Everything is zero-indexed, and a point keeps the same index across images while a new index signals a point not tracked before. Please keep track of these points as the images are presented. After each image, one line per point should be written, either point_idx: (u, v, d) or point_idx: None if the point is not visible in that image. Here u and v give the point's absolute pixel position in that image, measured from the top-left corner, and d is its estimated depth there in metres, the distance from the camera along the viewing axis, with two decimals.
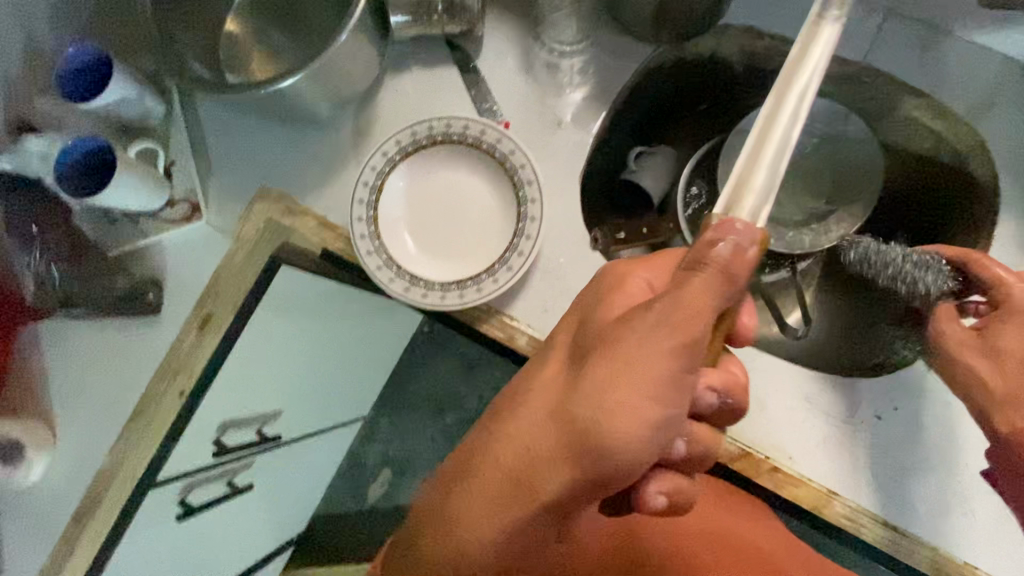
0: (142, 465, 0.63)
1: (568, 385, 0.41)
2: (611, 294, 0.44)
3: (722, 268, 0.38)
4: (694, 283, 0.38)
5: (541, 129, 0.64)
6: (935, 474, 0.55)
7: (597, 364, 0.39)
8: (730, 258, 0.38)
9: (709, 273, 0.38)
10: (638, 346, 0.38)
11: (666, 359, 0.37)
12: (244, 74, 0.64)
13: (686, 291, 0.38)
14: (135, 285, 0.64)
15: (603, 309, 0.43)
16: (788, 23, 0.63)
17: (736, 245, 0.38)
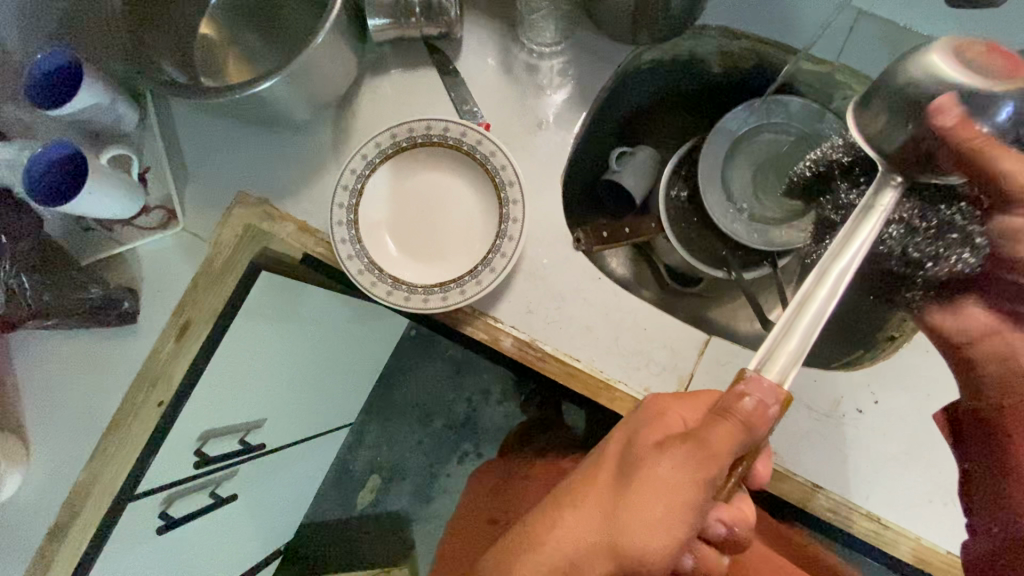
0: (120, 478, 0.62)
1: (608, 508, 0.43)
2: (651, 419, 0.45)
3: (743, 421, 0.39)
4: (718, 430, 0.40)
5: (522, 130, 0.64)
6: (916, 465, 0.56)
7: (630, 498, 0.41)
8: (751, 412, 0.40)
9: (734, 424, 0.40)
10: (669, 480, 0.40)
11: (678, 501, 0.40)
12: (220, 77, 0.63)
13: (713, 439, 0.40)
14: (112, 293, 0.61)
15: (644, 432, 0.45)
16: (765, 21, 0.62)
17: (758, 401, 0.40)
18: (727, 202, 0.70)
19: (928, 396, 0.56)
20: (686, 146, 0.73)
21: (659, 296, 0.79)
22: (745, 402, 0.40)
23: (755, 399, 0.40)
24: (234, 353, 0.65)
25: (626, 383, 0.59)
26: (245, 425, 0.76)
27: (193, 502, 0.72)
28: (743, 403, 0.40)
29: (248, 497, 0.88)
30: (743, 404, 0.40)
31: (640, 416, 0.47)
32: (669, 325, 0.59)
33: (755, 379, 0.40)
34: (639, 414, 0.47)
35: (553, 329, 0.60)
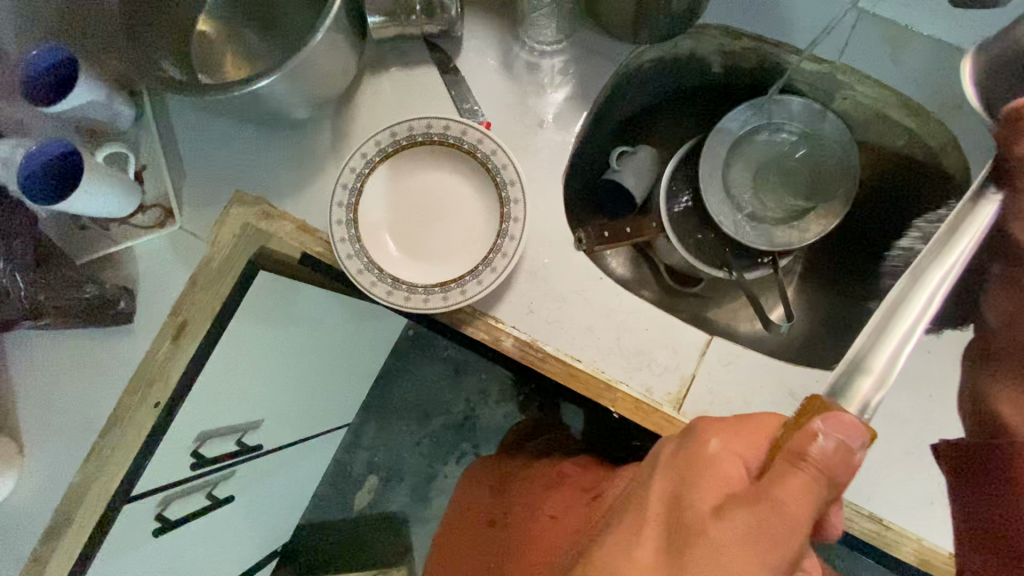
0: (117, 479, 0.61)
1: (663, 572, 0.40)
2: (701, 466, 0.43)
3: (823, 471, 0.38)
4: (795, 485, 0.38)
5: (523, 129, 0.64)
6: (920, 466, 0.55)
7: (690, 563, 0.39)
8: (828, 457, 0.38)
9: (808, 476, 0.38)
10: (742, 551, 0.37)
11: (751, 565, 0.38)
12: (217, 74, 0.62)
13: (782, 494, 0.38)
14: (107, 292, 0.60)
15: (696, 487, 0.41)
16: (768, 19, 0.62)
17: (839, 445, 0.38)
18: (728, 202, 0.70)
19: (932, 397, 0.56)
20: (687, 146, 0.73)
21: (659, 297, 0.78)
22: (814, 447, 0.38)
23: (838, 443, 0.38)
24: (230, 353, 0.65)
25: (628, 383, 0.59)
26: (243, 427, 0.76)
27: (189, 504, 0.72)
28: (813, 448, 0.38)
29: (245, 498, 0.88)
30: (809, 452, 0.38)
31: (689, 463, 0.43)
32: (672, 325, 0.59)
33: (826, 421, 0.38)
34: (689, 460, 0.44)
35: (554, 329, 0.60)
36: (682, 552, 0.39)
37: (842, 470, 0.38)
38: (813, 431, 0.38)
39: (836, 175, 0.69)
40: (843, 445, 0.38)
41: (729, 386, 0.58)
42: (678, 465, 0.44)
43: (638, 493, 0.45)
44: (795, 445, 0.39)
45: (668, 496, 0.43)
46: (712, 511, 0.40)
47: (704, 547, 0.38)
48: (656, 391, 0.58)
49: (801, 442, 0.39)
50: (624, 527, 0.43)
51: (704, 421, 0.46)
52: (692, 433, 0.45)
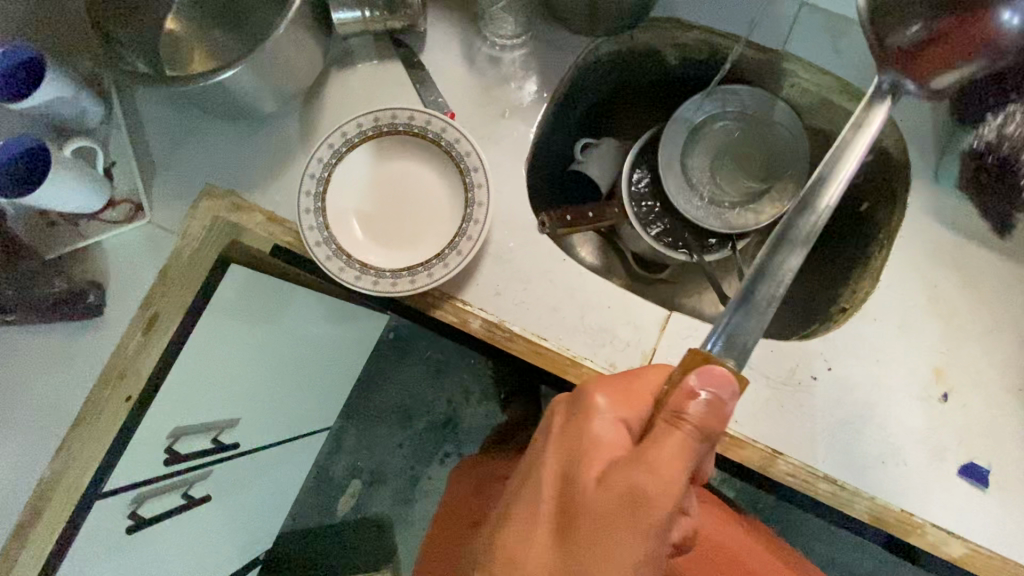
0: (89, 473, 0.61)
1: (560, 553, 0.40)
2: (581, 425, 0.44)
3: (697, 425, 0.38)
4: (670, 446, 0.38)
5: (486, 119, 0.66)
6: (870, 428, 0.57)
7: (588, 538, 0.39)
8: (703, 412, 0.38)
9: (690, 440, 0.39)
10: (624, 513, 0.38)
11: (641, 517, 0.38)
12: (183, 67, 0.64)
13: (665, 456, 0.38)
14: (75, 286, 0.61)
15: (588, 463, 0.41)
16: (714, 10, 0.65)
17: (715, 399, 0.38)
18: (688, 188, 0.73)
19: (877, 361, 0.58)
20: (647, 136, 0.77)
21: (628, 284, 0.82)
22: (691, 410, 0.38)
23: (712, 399, 0.38)
24: (203, 348, 0.65)
25: (592, 359, 0.61)
26: (218, 424, 0.76)
27: (165, 503, 0.73)
28: (688, 404, 0.39)
29: (221, 499, 0.87)
30: (688, 412, 0.38)
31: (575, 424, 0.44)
32: (632, 302, 0.61)
33: (702, 376, 0.39)
34: (580, 428, 0.43)
35: (521, 310, 0.62)
36: (568, 527, 0.40)
37: (718, 428, 0.39)
38: (688, 387, 0.39)
39: (787, 157, 0.72)
40: (713, 391, 0.38)
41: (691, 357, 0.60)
42: (569, 441, 0.43)
43: (530, 468, 0.45)
44: (673, 403, 0.39)
45: (554, 469, 0.43)
46: (595, 479, 0.41)
47: (591, 521, 0.39)
48: (619, 365, 0.60)
49: (675, 394, 0.39)
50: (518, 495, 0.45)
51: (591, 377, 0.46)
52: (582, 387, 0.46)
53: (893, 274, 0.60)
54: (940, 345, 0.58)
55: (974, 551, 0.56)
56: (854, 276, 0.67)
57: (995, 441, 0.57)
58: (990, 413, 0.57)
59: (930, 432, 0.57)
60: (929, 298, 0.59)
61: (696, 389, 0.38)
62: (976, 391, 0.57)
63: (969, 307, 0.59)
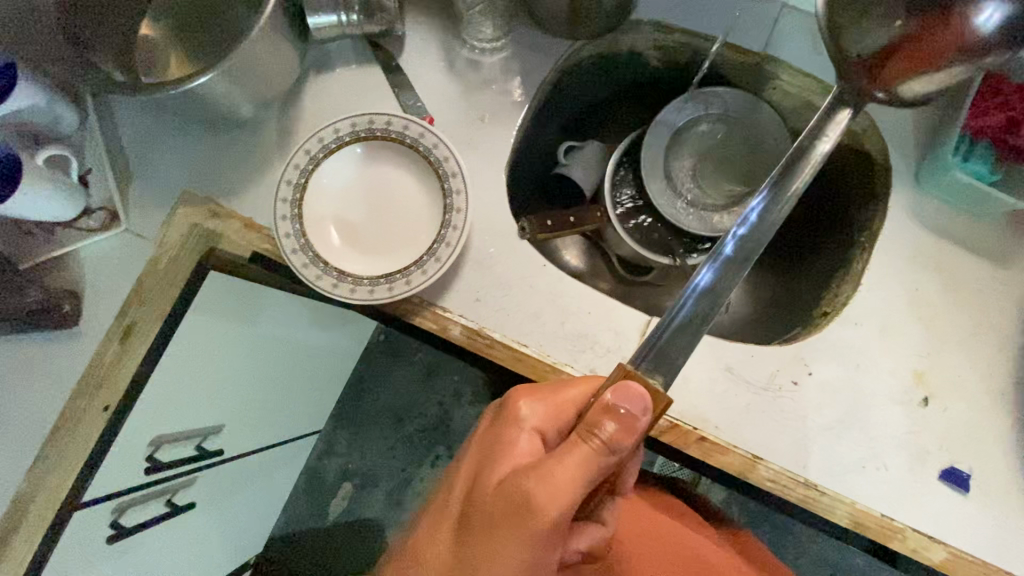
0: (67, 484, 0.60)
1: (460, 536, 0.44)
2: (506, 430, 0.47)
3: (601, 440, 0.40)
4: (572, 457, 0.41)
5: (466, 123, 0.66)
6: (851, 433, 0.57)
7: (481, 531, 0.43)
8: (611, 426, 0.40)
9: (597, 452, 0.41)
10: (514, 511, 0.42)
11: (531, 520, 0.41)
12: (154, 72, 0.62)
13: (565, 467, 0.41)
14: (49, 295, 0.60)
15: (497, 460, 0.46)
16: (694, 13, 0.64)
17: (625, 416, 0.40)
18: (670, 191, 0.73)
19: (858, 365, 0.58)
20: (629, 139, 0.76)
21: (614, 287, 0.81)
22: (600, 424, 0.40)
23: (622, 415, 0.40)
24: (182, 357, 0.64)
25: (573, 365, 0.60)
26: (201, 431, 0.76)
27: (148, 511, 0.72)
28: (598, 418, 0.40)
29: (206, 506, 0.87)
30: (598, 426, 0.40)
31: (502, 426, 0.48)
32: (613, 308, 0.61)
33: (612, 392, 0.40)
34: (502, 429, 0.47)
35: (501, 316, 0.61)
36: (468, 520, 0.44)
37: (628, 443, 0.40)
38: (599, 402, 0.40)
39: (770, 160, 0.72)
40: (625, 408, 0.40)
41: None
42: (489, 441, 0.48)
43: (456, 462, 0.50)
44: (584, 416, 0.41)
45: (473, 463, 0.48)
46: (501, 480, 0.44)
47: (484, 517, 0.43)
48: (600, 371, 0.60)
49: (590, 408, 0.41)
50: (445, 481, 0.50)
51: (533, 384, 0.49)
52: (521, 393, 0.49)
53: (873, 278, 0.60)
54: (919, 348, 0.58)
55: (957, 555, 0.55)
56: (836, 279, 0.67)
57: (977, 444, 0.56)
58: (971, 416, 0.57)
59: (912, 436, 0.57)
60: (910, 301, 0.59)
61: (610, 405, 0.40)
62: (957, 394, 0.57)
63: (949, 310, 0.58)
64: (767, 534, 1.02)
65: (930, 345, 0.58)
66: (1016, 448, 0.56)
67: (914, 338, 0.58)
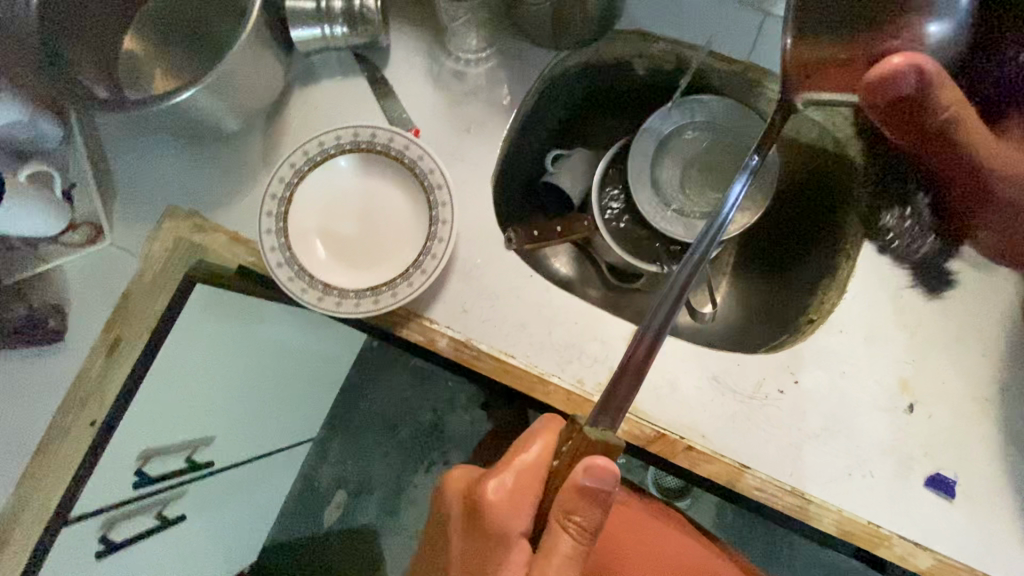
0: (54, 501, 0.60)
1: None
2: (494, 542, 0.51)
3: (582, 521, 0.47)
4: (563, 543, 0.47)
5: (452, 134, 0.66)
6: (837, 441, 0.57)
7: None
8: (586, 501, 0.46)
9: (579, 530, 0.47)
10: None
11: None
12: (142, 86, 0.63)
13: (562, 555, 0.47)
14: (35, 311, 0.60)
15: (497, 569, 0.50)
16: (678, 22, 0.65)
17: (595, 490, 0.45)
18: (657, 199, 0.73)
19: (843, 372, 0.58)
20: (616, 147, 0.77)
21: (604, 294, 0.81)
22: (578, 505, 0.46)
23: (594, 489, 0.45)
24: (169, 371, 0.64)
25: (560, 375, 0.60)
26: (191, 444, 0.75)
27: (137, 525, 0.72)
28: (574, 501, 0.46)
29: (197, 518, 0.87)
30: (576, 509, 0.46)
31: (484, 538, 0.51)
32: (600, 317, 0.61)
33: (584, 474, 0.44)
34: (485, 529, 0.51)
35: (489, 326, 0.61)
36: None
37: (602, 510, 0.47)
38: (576, 484, 0.45)
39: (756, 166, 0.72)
40: (596, 483, 0.44)
41: (660, 373, 0.59)
42: (480, 546, 0.52)
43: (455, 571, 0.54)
44: (563, 505, 0.47)
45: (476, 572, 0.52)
46: None
47: None
48: (587, 381, 0.60)
49: (563, 492, 0.46)
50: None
51: (486, 484, 0.50)
52: (478, 490, 0.51)
53: (857, 285, 0.60)
54: (903, 355, 0.58)
55: (944, 562, 0.56)
56: (823, 286, 0.67)
57: (962, 450, 0.57)
58: (956, 423, 0.57)
59: (898, 443, 0.57)
60: (895, 308, 0.59)
61: (585, 486, 0.44)
62: (942, 400, 0.57)
63: (933, 317, 0.59)
64: (761, 537, 1.02)
65: (915, 351, 0.58)
66: (1001, 454, 0.57)
67: (899, 345, 0.59)
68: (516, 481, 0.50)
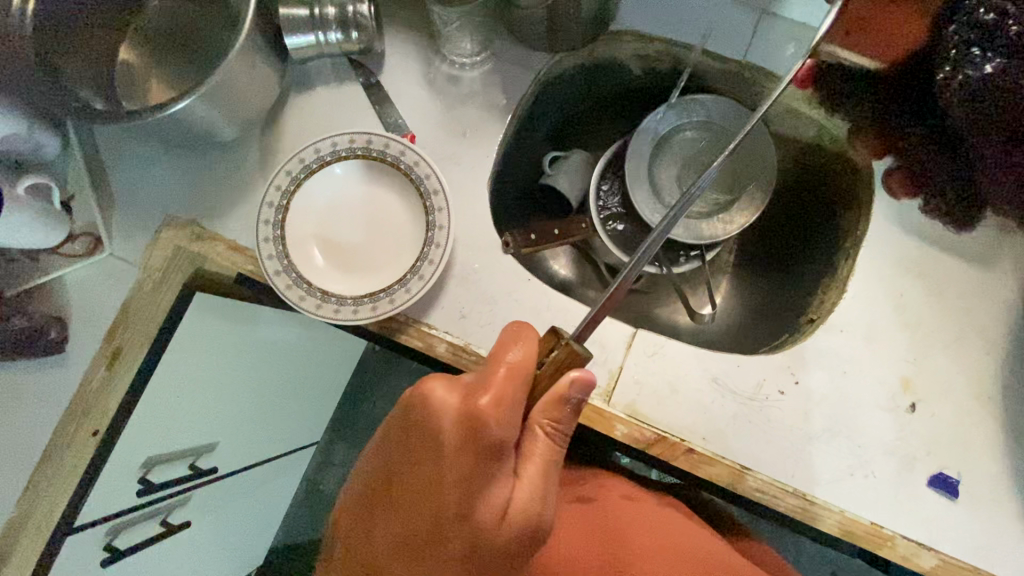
0: (59, 510, 0.61)
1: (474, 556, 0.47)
2: (479, 464, 0.47)
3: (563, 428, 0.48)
4: (544, 447, 0.49)
5: (447, 139, 0.66)
6: (838, 441, 0.57)
7: (494, 543, 0.46)
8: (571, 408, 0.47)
9: (556, 436, 0.48)
10: (525, 527, 0.47)
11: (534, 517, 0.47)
12: (140, 99, 0.62)
13: (544, 458, 0.48)
14: (35, 321, 0.59)
15: (485, 485, 0.46)
16: (672, 22, 0.64)
17: (577, 400, 0.47)
18: (656, 199, 0.73)
19: (844, 373, 0.58)
20: (614, 149, 0.77)
21: (602, 296, 0.80)
22: (562, 413, 0.47)
23: (576, 401, 0.47)
24: (170, 379, 0.64)
25: None
26: (194, 451, 0.76)
27: (142, 532, 0.73)
28: (562, 408, 0.47)
29: (202, 524, 0.87)
30: (559, 416, 0.47)
31: (472, 462, 0.47)
32: (598, 321, 0.61)
33: (572, 384, 0.46)
34: (470, 442, 0.46)
35: (487, 332, 0.61)
36: (481, 550, 0.47)
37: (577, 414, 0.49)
38: (565, 394, 0.46)
39: (755, 165, 0.72)
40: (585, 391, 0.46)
41: (659, 376, 0.59)
42: (461, 463, 0.47)
43: (426, 487, 0.48)
44: (549, 412, 0.47)
45: (454, 488, 0.47)
46: (502, 505, 0.46)
47: (501, 545, 0.46)
48: None
49: (548, 398, 0.47)
50: (420, 520, 0.49)
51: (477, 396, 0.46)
52: (470, 412, 0.46)
53: (858, 283, 0.60)
54: (904, 357, 0.58)
55: (947, 562, 0.55)
56: (822, 286, 0.67)
57: (964, 449, 0.56)
58: (959, 421, 0.57)
59: (899, 442, 0.57)
60: (896, 307, 0.59)
61: (565, 394, 0.46)
62: (944, 399, 0.57)
63: (934, 316, 0.58)
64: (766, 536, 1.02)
65: (916, 351, 0.58)
66: (1004, 453, 0.56)
67: (900, 344, 0.58)
68: (507, 394, 0.46)
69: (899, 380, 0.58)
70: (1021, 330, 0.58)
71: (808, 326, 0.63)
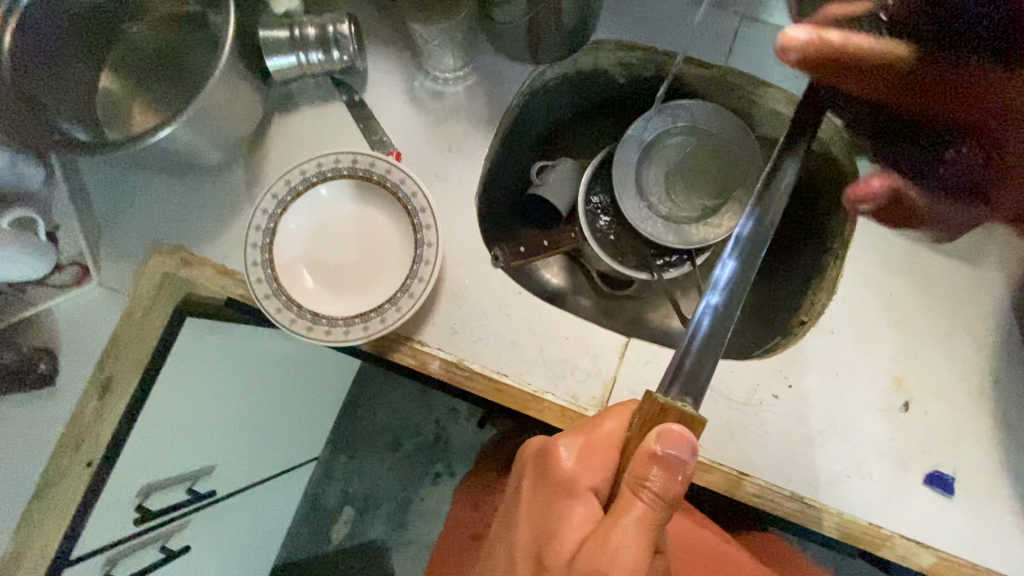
0: (54, 544, 0.60)
1: None
2: (556, 503, 0.47)
3: (656, 492, 0.41)
4: (633, 515, 0.41)
5: (433, 154, 0.65)
6: (834, 442, 0.57)
7: None
8: (662, 473, 0.40)
9: (655, 504, 0.41)
10: None
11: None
12: (122, 126, 0.62)
13: (629, 528, 0.41)
14: (25, 357, 0.60)
15: (556, 525, 0.46)
16: (653, 29, 0.65)
17: (669, 461, 0.40)
18: (644, 206, 0.73)
19: (837, 374, 0.58)
20: (600, 156, 0.77)
21: (596, 303, 0.81)
22: (655, 476, 0.40)
23: (668, 460, 0.39)
24: (163, 406, 0.64)
25: (554, 393, 0.60)
26: (192, 474, 0.75)
27: (142, 558, 0.72)
28: (647, 469, 0.41)
29: (203, 547, 0.86)
30: (651, 479, 0.41)
31: (546, 503, 0.48)
32: (589, 331, 0.61)
33: (659, 438, 0.40)
34: (549, 483, 0.48)
35: (480, 346, 0.61)
36: None
37: (681, 483, 0.41)
38: (648, 452, 0.40)
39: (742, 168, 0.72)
40: (677, 452, 0.39)
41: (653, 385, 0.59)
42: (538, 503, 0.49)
43: (509, 526, 0.51)
44: (636, 473, 0.41)
45: (533, 527, 0.48)
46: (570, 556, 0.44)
47: None
48: (582, 396, 0.60)
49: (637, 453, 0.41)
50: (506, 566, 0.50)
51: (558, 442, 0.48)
52: (551, 452, 0.48)
53: (848, 284, 0.60)
54: (895, 356, 0.58)
55: (946, 559, 0.55)
56: (813, 287, 0.67)
57: (957, 445, 0.57)
58: (952, 418, 0.57)
59: (894, 441, 0.57)
60: (886, 307, 0.59)
61: (655, 453, 0.40)
62: (936, 397, 0.57)
63: (923, 315, 0.59)
64: None
65: (907, 351, 0.58)
66: (997, 447, 0.57)
67: (892, 344, 0.59)
68: (592, 448, 0.46)
69: (892, 379, 0.58)
70: (1009, 325, 0.58)
71: (801, 329, 0.63)
